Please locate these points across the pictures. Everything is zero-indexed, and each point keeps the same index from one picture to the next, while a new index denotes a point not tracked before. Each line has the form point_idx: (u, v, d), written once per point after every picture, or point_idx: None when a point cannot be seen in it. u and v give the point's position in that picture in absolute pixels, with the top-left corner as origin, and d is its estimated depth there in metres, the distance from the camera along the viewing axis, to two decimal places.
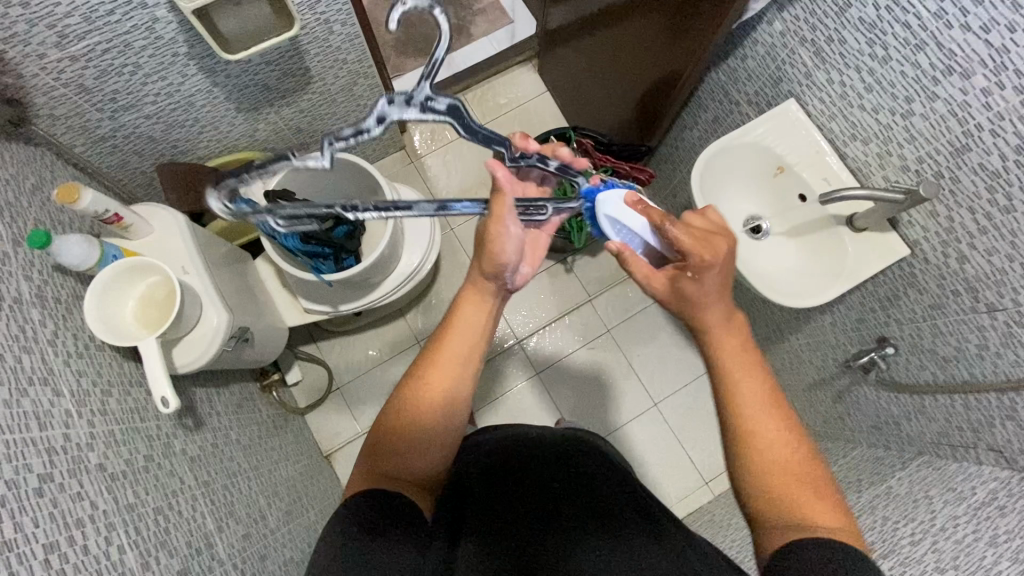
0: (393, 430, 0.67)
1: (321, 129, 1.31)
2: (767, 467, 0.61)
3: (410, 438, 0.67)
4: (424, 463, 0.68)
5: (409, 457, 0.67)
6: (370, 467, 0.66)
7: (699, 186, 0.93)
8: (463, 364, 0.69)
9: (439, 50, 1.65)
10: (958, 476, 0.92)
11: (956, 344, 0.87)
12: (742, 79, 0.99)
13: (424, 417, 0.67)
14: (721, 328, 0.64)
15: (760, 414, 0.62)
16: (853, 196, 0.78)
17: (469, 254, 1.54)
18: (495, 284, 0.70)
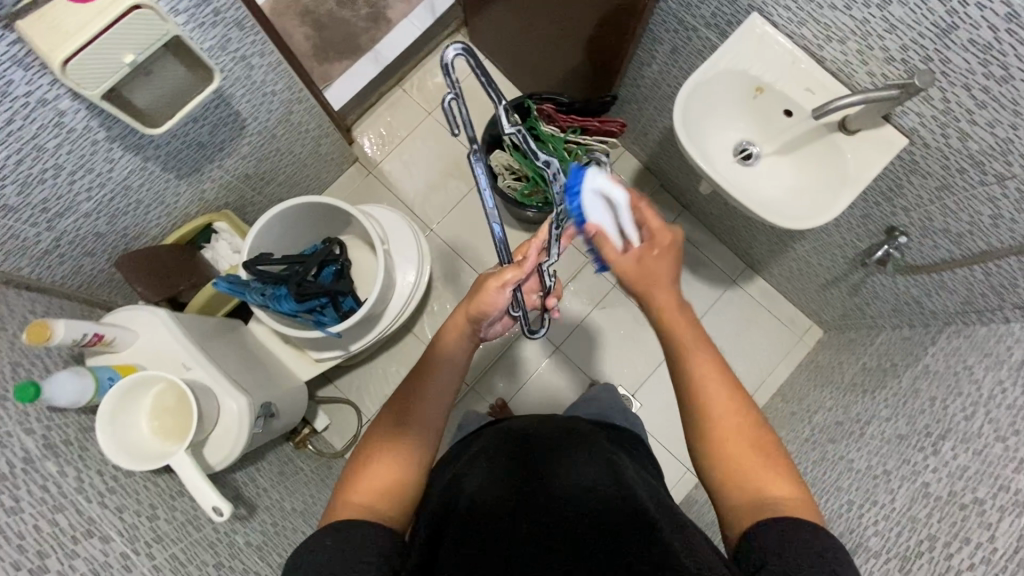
0: (371, 454, 0.66)
1: (270, 167, 1.22)
2: (731, 436, 0.63)
3: (383, 462, 0.65)
4: (403, 491, 0.65)
5: (388, 482, 0.64)
6: (348, 495, 0.64)
7: (684, 131, 0.88)
8: (440, 397, 0.72)
9: (362, 46, 1.53)
10: (991, 339, 0.96)
11: (969, 220, 0.87)
12: (696, 3, 0.93)
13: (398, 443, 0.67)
14: (671, 311, 0.66)
15: (721, 392, 0.65)
16: (847, 104, 0.75)
17: (456, 250, 1.49)
18: (473, 326, 0.73)
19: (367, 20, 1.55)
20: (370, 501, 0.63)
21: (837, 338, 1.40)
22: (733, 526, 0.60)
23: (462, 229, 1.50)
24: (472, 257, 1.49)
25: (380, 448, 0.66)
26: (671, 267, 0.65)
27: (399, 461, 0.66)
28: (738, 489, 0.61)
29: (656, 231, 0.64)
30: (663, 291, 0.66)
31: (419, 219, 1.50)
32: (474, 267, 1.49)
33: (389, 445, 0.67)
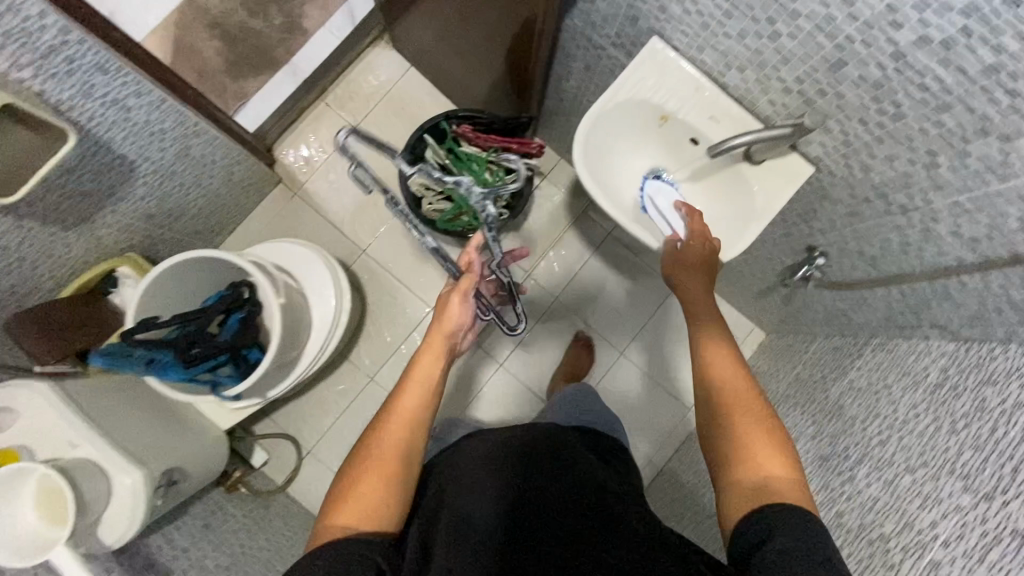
0: (356, 476, 0.67)
1: (176, 203, 1.16)
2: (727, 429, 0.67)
3: (371, 479, 0.67)
4: (394, 505, 0.66)
5: (376, 497, 0.65)
6: (334, 513, 0.64)
7: (584, 167, 0.83)
8: (422, 411, 0.73)
9: (277, 59, 1.44)
10: (911, 357, 0.96)
11: (880, 246, 0.85)
12: (599, 22, 0.88)
13: (385, 459, 0.68)
14: (704, 301, 0.79)
15: (736, 381, 0.71)
16: (741, 144, 0.71)
17: (391, 271, 1.45)
18: (449, 340, 0.81)
19: (282, 31, 1.46)
20: (356, 521, 0.64)
21: (777, 342, 1.40)
22: (729, 517, 0.62)
23: (395, 249, 1.45)
24: (408, 278, 1.45)
25: (364, 468, 0.67)
26: (702, 274, 0.82)
27: (387, 475, 0.67)
28: (746, 472, 0.64)
29: (696, 230, 0.83)
30: (692, 285, 0.81)
31: (350, 240, 1.45)
32: (409, 288, 1.45)
33: (377, 460, 0.68)
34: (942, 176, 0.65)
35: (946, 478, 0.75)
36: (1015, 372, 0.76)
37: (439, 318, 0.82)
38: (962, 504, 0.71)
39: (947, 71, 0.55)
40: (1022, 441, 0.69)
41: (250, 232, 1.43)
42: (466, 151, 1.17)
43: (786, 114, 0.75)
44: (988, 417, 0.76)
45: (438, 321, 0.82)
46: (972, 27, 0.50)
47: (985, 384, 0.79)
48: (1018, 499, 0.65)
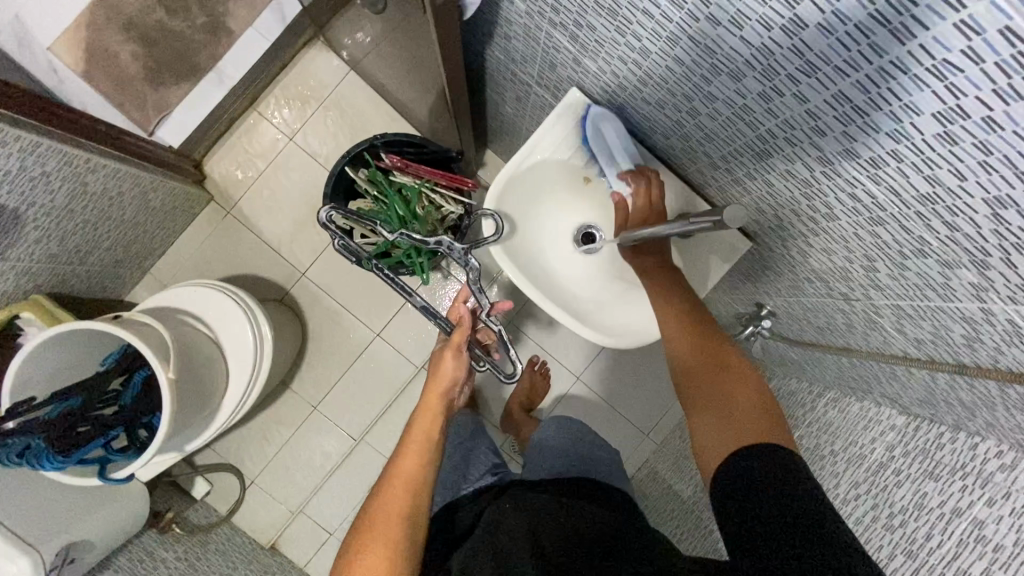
0: (362, 544, 0.66)
1: (83, 239, 1.07)
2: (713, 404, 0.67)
3: (373, 551, 0.65)
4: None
5: (377, 571, 0.64)
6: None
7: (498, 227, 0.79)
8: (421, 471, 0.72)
9: (201, 67, 1.17)
10: (860, 423, 0.88)
11: (825, 319, 0.77)
12: (519, 60, 0.77)
13: (387, 529, 0.67)
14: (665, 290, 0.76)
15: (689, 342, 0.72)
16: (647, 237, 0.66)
17: (334, 294, 1.38)
18: (446, 397, 0.81)
19: None
20: None
21: None
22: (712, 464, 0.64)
23: (337, 272, 1.38)
24: (352, 301, 1.38)
25: (368, 542, 0.66)
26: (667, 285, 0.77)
27: (390, 546, 0.66)
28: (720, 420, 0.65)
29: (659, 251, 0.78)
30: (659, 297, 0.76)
31: (290, 262, 1.37)
32: (352, 312, 1.38)
33: (382, 523, 0.68)
34: (882, 279, 0.57)
35: None
36: (959, 469, 0.68)
37: (433, 377, 0.81)
38: None
39: (879, 188, 0.45)
40: (952, 560, 0.64)
41: (182, 255, 1.36)
42: (398, 180, 1.08)
43: (717, 185, 0.67)
44: (925, 518, 0.69)
45: (430, 380, 0.81)
46: (903, 152, 0.40)
47: (928, 477, 0.72)
48: None
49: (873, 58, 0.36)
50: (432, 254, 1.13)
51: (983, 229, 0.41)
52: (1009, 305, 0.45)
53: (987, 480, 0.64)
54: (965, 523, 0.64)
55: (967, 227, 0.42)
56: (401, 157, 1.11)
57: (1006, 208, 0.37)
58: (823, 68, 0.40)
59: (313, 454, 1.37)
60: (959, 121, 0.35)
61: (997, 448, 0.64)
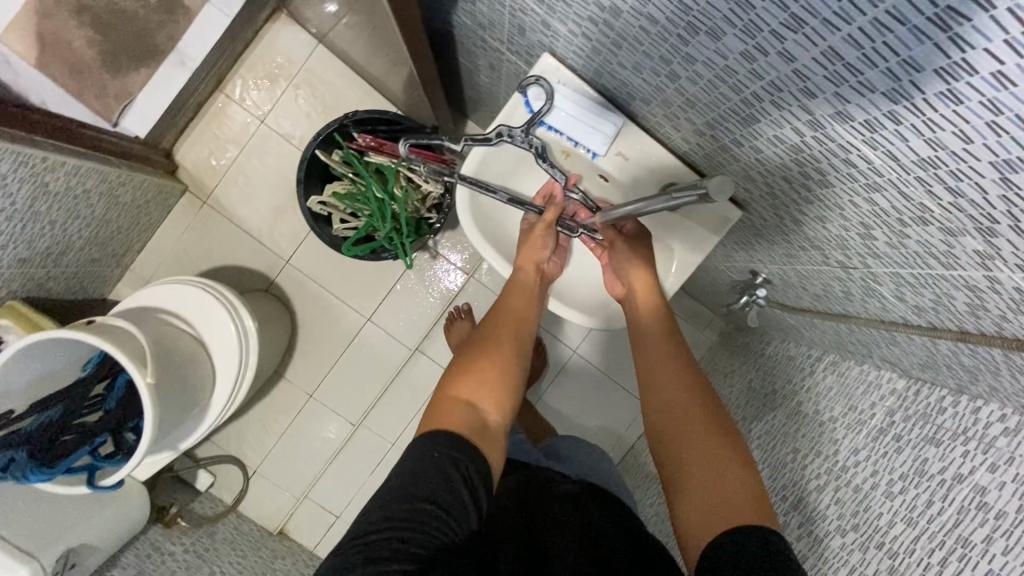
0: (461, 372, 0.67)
1: (52, 241, 1.03)
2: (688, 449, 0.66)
3: (489, 368, 0.68)
4: (507, 396, 0.67)
5: (492, 386, 0.67)
6: (450, 392, 0.65)
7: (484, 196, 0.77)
8: (524, 321, 0.76)
9: (160, 46, 1.03)
10: (859, 387, 0.86)
11: (821, 286, 0.74)
12: (488, 26, 0.72)
13: (498, 357, 0.70)
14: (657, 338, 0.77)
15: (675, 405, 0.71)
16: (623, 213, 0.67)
17: (319, 281, 1.34)
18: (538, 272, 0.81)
19: None
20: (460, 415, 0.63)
21: (737, 338, 1.33)
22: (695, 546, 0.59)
23: (321, 257, 1.34)
24: (339, 287, 1.35)
25: (468, 374, 0.67)
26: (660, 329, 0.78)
27: (501, 370, 0.69)
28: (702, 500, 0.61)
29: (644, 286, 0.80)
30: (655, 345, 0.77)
31: (273, 250, 1.33)
32: (340, 298, 1.35)
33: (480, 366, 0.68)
34: (879, 247, 0.54)
35: (873, 554, 0.69)
36: (960, 434, 0.66)
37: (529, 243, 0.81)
38: None
39: (875, 154, 0.41)
40: (953, 528, 0.61)
41: (162, 249, 1.33)
42: (373, 160, 1.04)
43: (703, 153, 0.63)
44: (926, 485, 0.67)
45: (524, 246, 0.82)
46: (901, 113, 0.36)
47: (929, 443, 0.70)
48: None
49: (865, 8, 0.31)
50: (415, 234, 1.10)
51: (990, 194, 0.37)
52: (1016, 273, 0.41)
53: (989, 446, 0.62)
54: (966, 489, 0.62)
55: (971, 192, 0.38)
56: (374, 135, 1.07)
57: (1015, 171, 0.33)
58: (809, 22, 0.35)
59: (313, 441, 1.37)
60: (965, 77, 0.30)
61: (1001, 412, 0.62)
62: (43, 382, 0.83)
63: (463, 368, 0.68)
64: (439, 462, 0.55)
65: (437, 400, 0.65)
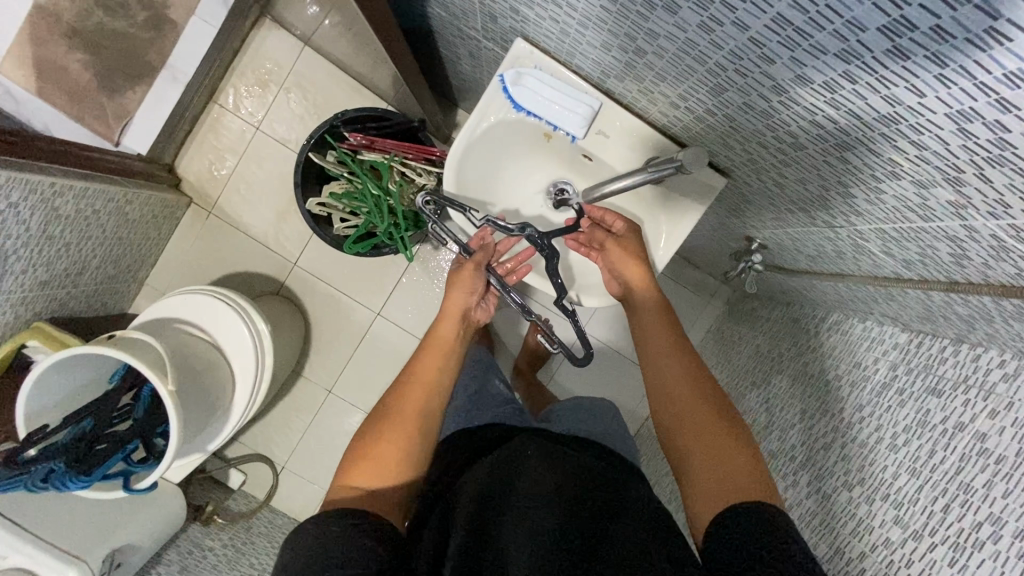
0: (377, 433, 0.68)
1: (68, 262, 1.07)
2: (693, 434, 0.66)
3: (391, 445, 0.67)
4: (409, 467, 0.67)
5: (390, 461, 0.66)
6: (357, 463, 0.66)
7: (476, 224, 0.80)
8: (439, 382, 0.76)
9: (150, 64, 1.05)
10: (862, 344, 0.86)
11: (814, 247, 0.74)
12: (462, 15, 0.72)
13: (407, 430, 0.69)
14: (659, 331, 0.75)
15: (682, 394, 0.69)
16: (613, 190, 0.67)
17: (327, 280, 1.38)
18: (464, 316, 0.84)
19: None
20: (366, 479, 0.64)
21: (743, 305, 1.33)
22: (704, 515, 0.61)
23: (327, 257, 1.37)
24: (347, 284, 1.38)
25: (383, 435, 0.68)
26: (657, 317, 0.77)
27: (404, 443, 0.68)
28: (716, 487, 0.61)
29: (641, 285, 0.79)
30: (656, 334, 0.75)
31: (281, 253, 1.37)
32: (348, 295, 1.38)
33: (395, 432, 0.68)
34: (860, 205, 0.54)
35: (879, 505, 0.70)
36: (960, 383, 0.66)
37: (458, 283, 0.84)
38: (891, 539, 0.66)
39: (840, 113, 0.42)
40: (956, 475, 0.62)
41: (175, 261, 1.37)
42: (367, 158, 1.07)
43: (681, 125, 0.64)
44: (929, 436, 0.67)
45: (454, 289, 0.84)
46: (856, 72, 0.37)
47: (931, 394, 0.70)
48: (945, 545, 0.60)
49: None
50: (413, 227, 1.12)
51: (951, 145, 0.37)
52: (990, 221, 0.42)
53: (989, 393, 0.62)
54: (968, 437, 0.62)
55: (935, 144, 0.38)
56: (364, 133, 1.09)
57: (970, 121, 0.34)
58: None
59: (336, 434, 1.42)
60: (907, 33, 0.31)
61: (999, 358, 0.62)
62: (65, 403, 0.87)
63: (373, 438, 0.68)
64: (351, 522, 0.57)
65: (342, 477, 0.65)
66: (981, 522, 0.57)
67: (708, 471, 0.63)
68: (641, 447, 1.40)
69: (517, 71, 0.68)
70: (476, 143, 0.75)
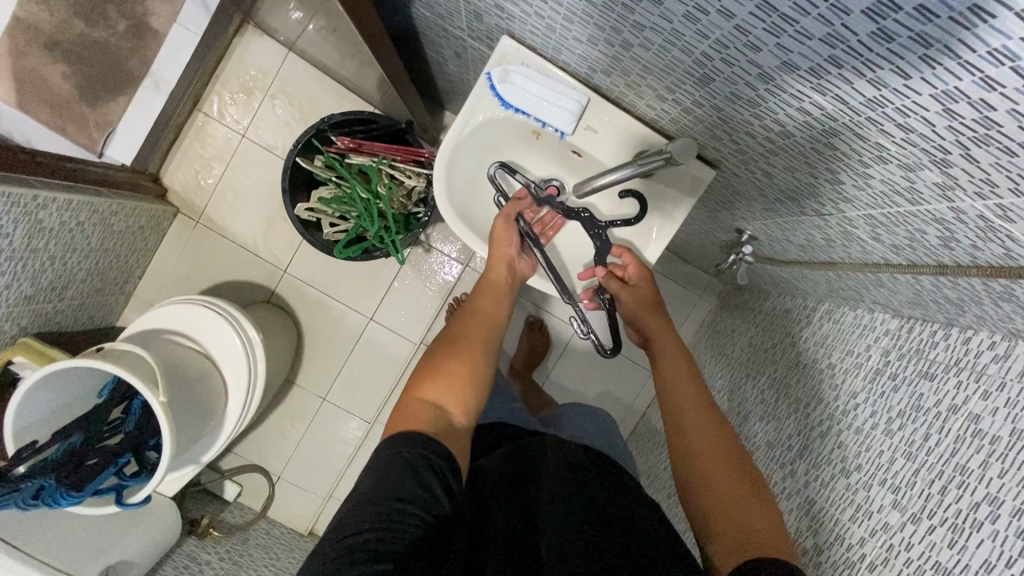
0: (437, 368, 0.65)
1: (53, 276, 1.05)
2: (715, 477, 0.65)
3: (459, 369, 0.65)
4: (473, 398, 0.64)
5: (457, 389, 0.64)
6: (421, 392, 0.62)
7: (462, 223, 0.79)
8: (494, 323, 0.72)
9: (134, 72, 1.04)
10: (854, 331, 0.87)
11: (804, 237, 0.75)
12: (446, 14, 0.72)
13: (466, 363, 0.66)
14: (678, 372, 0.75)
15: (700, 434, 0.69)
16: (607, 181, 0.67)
17: (318, 286, 1.37)
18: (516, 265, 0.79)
19: None
20: (432, 413, 0.60)
21: (734, 298, 1.34)
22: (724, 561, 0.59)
23: (317, 264, 1.36)
24: (338, 290, 1.37)
25: (442, 372, 0.64)
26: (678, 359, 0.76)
27: (470, 369, 0.66)
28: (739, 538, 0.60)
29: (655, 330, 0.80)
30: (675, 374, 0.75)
31: (271, 260, 1.36)
32: (340, 301, 1.37)
33: (456, 366, 0.65)
34: (848, 192, 0.55)
35: (877, 490, 0.70)
36: (953, 366, 0.67)
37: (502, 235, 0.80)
38: (890, 523, 0.67)
39: (826, 99, 0.42)
40: (952, 457, 0.62)
41: (162, 272, 1.35)
42: (355, 161, 1.07)
43: (669, 118, 0.64)
44: (924, 420, 0.68)
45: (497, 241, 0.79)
46: (841, 57, 0.37)
47: (924, 378, 0.71)
48: (943, 527, 0.60)
49: None
50: (403, 229, 1.11)
51: (938, 127, 0.38)
52: (977, 201, 0.42)
53: (981, 374, 0.63)
54: (962, 419, 0.63)
55: (921, 126, 0.39)
56: (352, 137, 1.09)
57: (955, 101, 0.34)
58: None
59: (331, 442, 1.41)
60: (891, 15, 0.31)
61: (990, 340, 0.63)
62: (64, 414, 0.86)
63: (440, 361, 0.66)
64: (409, 463, 0.54)
65: (406, 397, 0.62)
66: (978, 502, 0.58)
67: (728, 522, 0.62)
68: (638, 443, 1.40)
69: (501, 70, 0.68)
70: (464, 142, 0.75)
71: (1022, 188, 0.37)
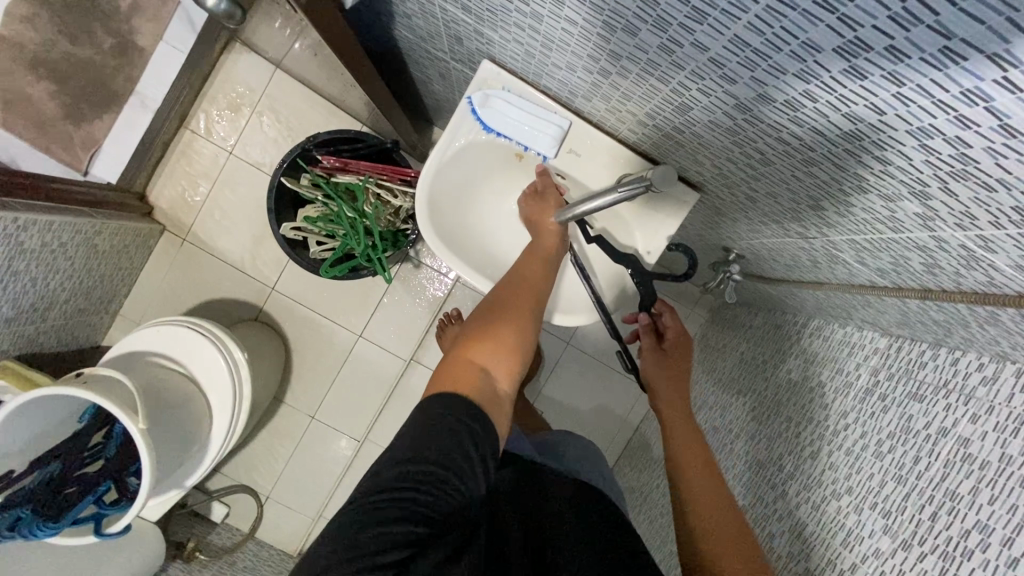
0: (484, 331, 0.61)
1: (35, 299, 1.04)
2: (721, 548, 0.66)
3: (506, 335, 0.61)
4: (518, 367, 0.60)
5: (503, 355, 0.59)
6: (466, 354, 0.58)
7: (445, 246, 0.78)
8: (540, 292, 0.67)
9: (119, 92, 1.03)
10: (844, 349, 0.87)
11: (791, 257, 0.74)
12: (427, 36, 0.72)
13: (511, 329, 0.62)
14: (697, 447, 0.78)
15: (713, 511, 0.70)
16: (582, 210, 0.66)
17: (307, 303, 1.35)
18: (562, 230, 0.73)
19: None
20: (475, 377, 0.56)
21: (725, 313, 1.34)
22: None
23: (305, 281, 1.35)
24: (328, 307, 1.36)
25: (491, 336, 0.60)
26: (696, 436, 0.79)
27: (518, 338, 0.62)
28: None
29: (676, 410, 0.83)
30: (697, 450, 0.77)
31: (259, 278, 1.34)
32: (329, 318, 1.36)
33: (503, 331, 0.61)
34: (832, 218, 0.54)
35: (868, 514, 0.69)
36: (941, 388, 0.66)
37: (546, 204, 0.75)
38: (881, 549, 0.66)
39: (803, 130, 0.42)
40: (942, 482, 0.61)
41: (149, 290, 1.34)
42: (342, 180, 1.06)
43: (651, 141, 0.64)
44: (913, 442, 0.67)
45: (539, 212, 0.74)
46: (816, 92, 0.36)
47: (913, 399, 0.70)
48: (934, 555, 0.59)
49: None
50: (391, 247, 1.11)
51: (915, 160, 0.37)
52: (958, 232, 0.42)
53: (969, 397, 0.62)
54: (951, 442, 0.62)
55: (898, 159, 0.38)
56: (338, 156, 1.08)
57: (931, 137, 0.34)
58: (710, 13, 0.35)
59: (321, 461, 1.39)
60: (862, 54, 0.31)
61: (977, 361, 0.62)
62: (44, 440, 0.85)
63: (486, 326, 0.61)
64: (451, 429, 0.50)
65: (454, 358, 0.59)
66: (968, 530, 0.57)
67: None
68: (632, 460, 1.38)
69: (481, 94, 0.68)
70: (446, 166, 0.75)
71: (1002, 222, 0.37)
